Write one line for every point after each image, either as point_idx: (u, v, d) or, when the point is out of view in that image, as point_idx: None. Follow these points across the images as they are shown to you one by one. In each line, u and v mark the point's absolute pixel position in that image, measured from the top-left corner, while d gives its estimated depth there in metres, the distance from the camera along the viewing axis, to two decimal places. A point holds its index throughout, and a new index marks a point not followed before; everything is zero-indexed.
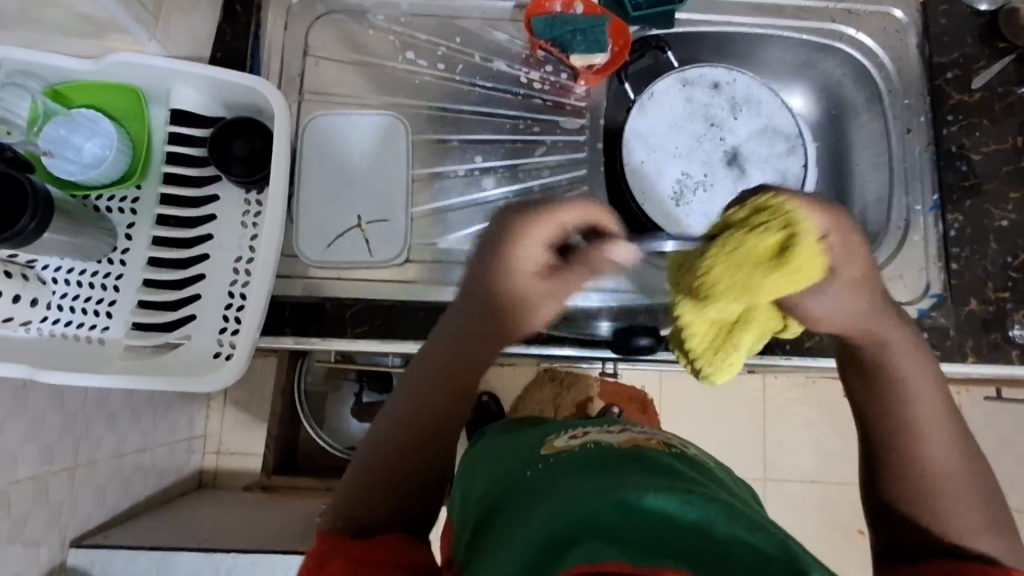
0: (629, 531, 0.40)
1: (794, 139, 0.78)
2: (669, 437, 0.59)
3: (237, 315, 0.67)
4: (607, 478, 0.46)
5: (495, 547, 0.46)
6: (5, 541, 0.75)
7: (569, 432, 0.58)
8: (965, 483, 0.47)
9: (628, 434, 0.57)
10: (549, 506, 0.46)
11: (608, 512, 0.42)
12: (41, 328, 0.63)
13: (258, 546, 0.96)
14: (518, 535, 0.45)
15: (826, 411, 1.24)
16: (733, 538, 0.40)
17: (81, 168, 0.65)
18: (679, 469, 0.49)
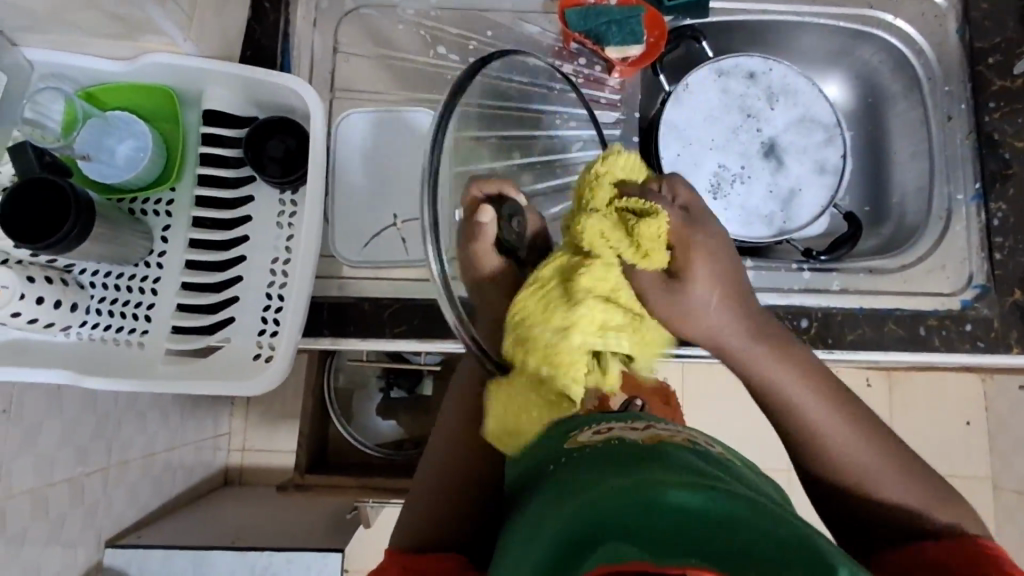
0: (650, 527, 0.38)
1: (833, 129, 0.76)
2: (693, 435, 0.57)
3: (276, 317, 0.66)
4: (626, 473, 0.45)
5: (512, 549, 0.45)
6: (44, 542, 0.77)
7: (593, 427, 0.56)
8: (886, 471, 0.51)
9: (652, 430, 0.55)
10: (565, 504, 0.44)
11: (627, 509, 0.41)
12: (81, 332, 0.63)
13: (289, 544, 0.96)
14: (540, 534, 0.43)
15: None
16: (758, 531, 0.39)
17: (114, 170, 0.65)
18: (702, 466, 0.48)
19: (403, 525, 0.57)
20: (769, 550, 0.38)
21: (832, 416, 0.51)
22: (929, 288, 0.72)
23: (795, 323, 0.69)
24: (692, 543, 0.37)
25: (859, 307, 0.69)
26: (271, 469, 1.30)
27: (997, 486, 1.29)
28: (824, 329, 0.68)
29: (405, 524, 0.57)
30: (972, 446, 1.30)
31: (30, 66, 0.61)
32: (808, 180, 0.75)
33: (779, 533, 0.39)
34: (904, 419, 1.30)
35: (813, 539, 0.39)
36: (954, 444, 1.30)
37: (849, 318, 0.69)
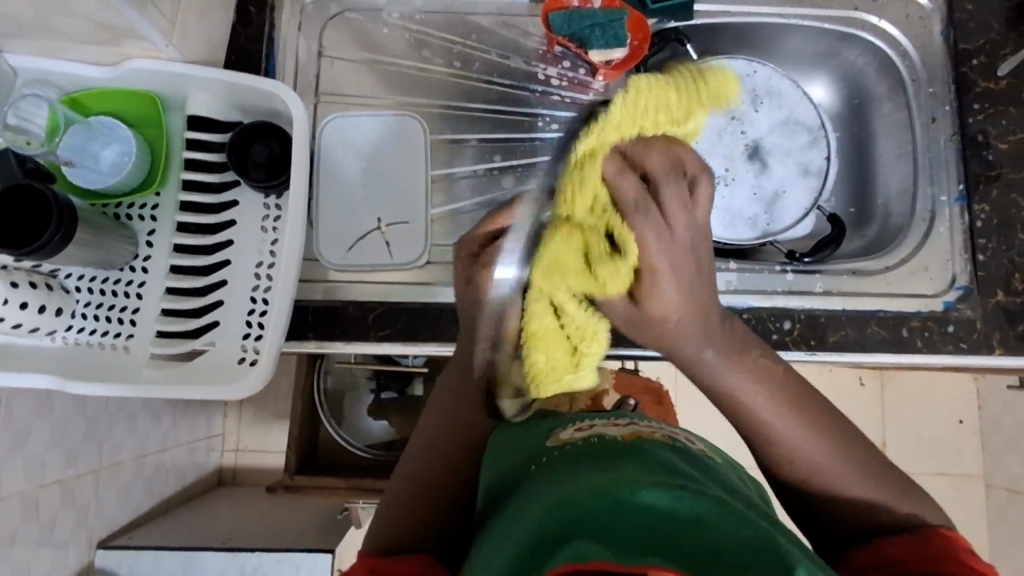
0: (620, 529, 0.39)
1: (816, 131, 0.76)
2: (674, 432, 0.58)
3: (260, 320, 0.66)
4: (602, 472, 0.46)
5: (489, 545, 0.46)
6: (34, 544, 0.78)
7: (576, 423, 0.56)
8: (838, 463, 0.51)
9: (632, 427, 0.56)
10: (541, 503, 0.45)
11: (600, 510, 0.41)
12: (66, 337, 0.63)
13: (281, 544, 0.97)
14: (514, 531, 0.44)
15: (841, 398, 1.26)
16: (726, 533, 0.40)
17: (100, 176, 0.65)
18: (678, 464, 0.49)
19: (380, 525, 0.56)
20: (735, 555, 0.38)
21: (786, 416, 0.52)
22: (913, 290, 0.72)
23: (777, 325, 0.69)
24: (659, 547, 0.38)
25: (842, 308, 0.70)
26: (265, 470, 1.31)
27: (988, 483, 1.29)
28: (807, 331, 0.69)
29: (383, 523, 0.56)
30: (963, 445, 1.30)
31: (14, 74, 0.61)
32: (792, 182, 0.75)
33: (748, 537, 0.40)
34: (894, 418, 1.30)
35: (780, 544, 0.40)
36: (943, 442, 1.30)
37: (832, 319, 0.69)
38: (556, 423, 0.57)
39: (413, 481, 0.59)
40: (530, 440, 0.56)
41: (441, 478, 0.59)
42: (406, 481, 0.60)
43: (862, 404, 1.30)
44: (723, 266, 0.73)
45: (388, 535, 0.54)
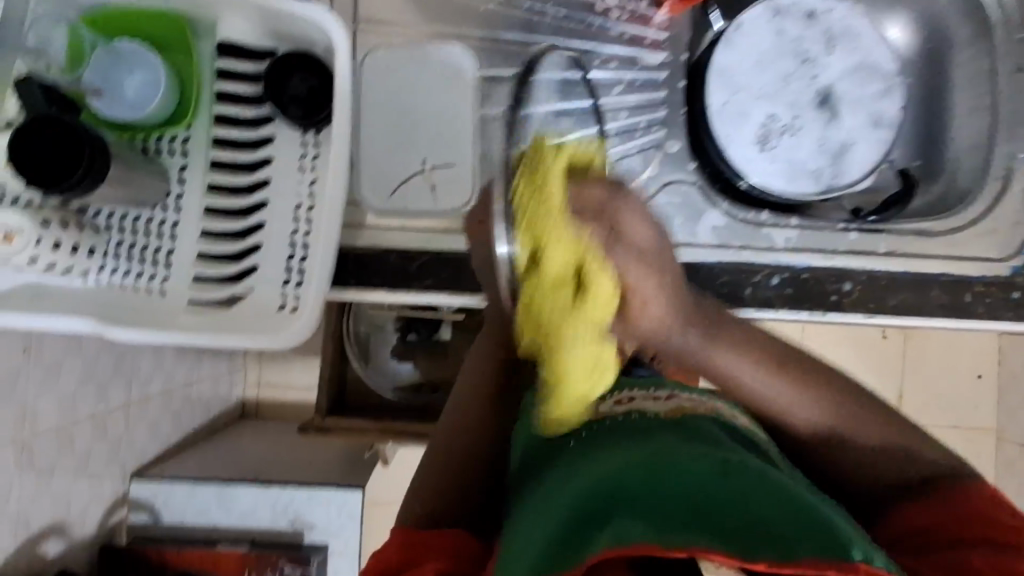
0: (662, 503, 0.39)
1: (892, 78, 0.71)
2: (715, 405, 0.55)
3: (301, 267, 0.63)
4: (643, 446, 0.45)
5: (526, 514, 0.47)
6: (71, 476, 0.82)
7: (615, 394, 0.55)
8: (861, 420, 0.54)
9: (676, 401, 0.54)
10: (581, 476, 0.45)
11: (641, 484, 0.41)
12: (100, 278, 0.61)
13: (314, 480, 0.99)
14: (553, 500, 0.45)
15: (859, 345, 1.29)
16: (770, 503, 0.39)
17: (128, 108, 0.60)
18: (720, 439, 0.48)
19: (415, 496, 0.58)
20: (781, 526, 0.37)
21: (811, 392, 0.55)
22: (980, 253, 0.69)
23: (836, 286, 0.67)
24: (703, 522, 0.37)
25: (903, 270, 0.67)
26: (287, 405, 1.31)
27: (1001, 438, 1.30)
28: (866, 293, 0.67)
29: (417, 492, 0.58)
30: (980, 400, 1.30)
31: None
32: (862, 134, 0.70)
33: (795, 508, 0.39)
34: (915, 371, 1.30)
35: (827, 516, 0.39)
36: (963, 397, 1.30)
37: (891, 281, 0.67)
38: None
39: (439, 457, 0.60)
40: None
41: (467, 455, 0.60)
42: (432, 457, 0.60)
43: (884, 357, 1.29)
44: (784, 222, 0.69)
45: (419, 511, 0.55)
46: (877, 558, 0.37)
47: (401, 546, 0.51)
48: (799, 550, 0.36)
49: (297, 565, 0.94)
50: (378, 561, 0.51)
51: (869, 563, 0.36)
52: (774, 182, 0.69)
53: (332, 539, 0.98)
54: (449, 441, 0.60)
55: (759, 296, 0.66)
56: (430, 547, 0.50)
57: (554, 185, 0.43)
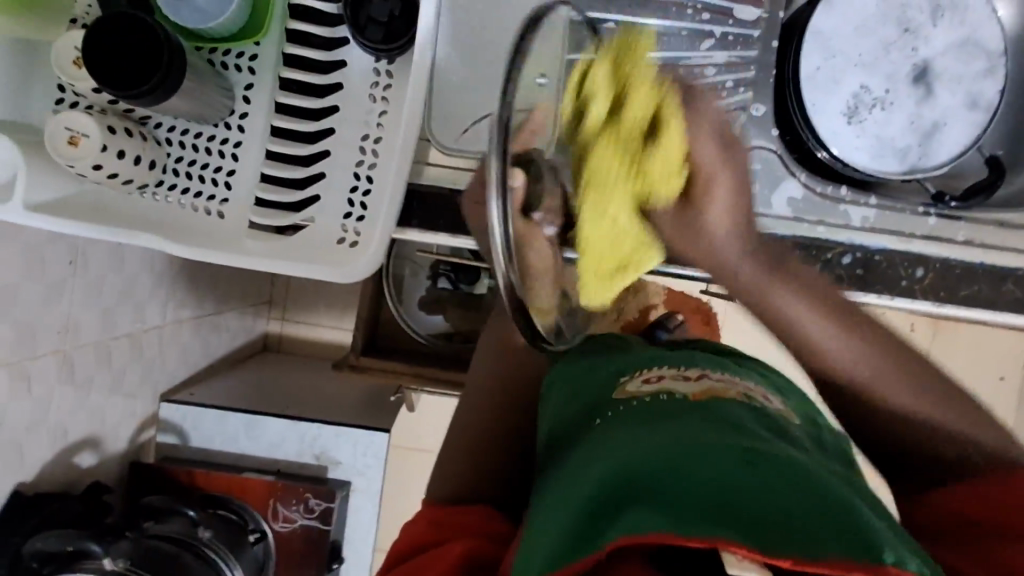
0: (683, 491, 0.35)
1: (997, 58, 0.67)
2: (749, 389, 0.50)
3: (363, 201, 0.61)
4: (668, 429, 0.41)
5: (544, 493, 0.44)
6: (108, 391, 0.82)
7: (643, 374, 0.52)
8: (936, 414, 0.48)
9: (706, 382, 0.49)
10: (602, 458, 0.41)
11: (665, 467, 0.37)
12: (158, 194, 0.60)
13: (338, 418, 0.99)
14: (569, 482, 0.41)
15: (890, 338, 1.27)
16: (800, 496, 0.35)
17: (197, 16, 0.57)
18: (750, 423, 0.43)
19: (441, 472, 0.57)
20: (808, 521, 0.33)
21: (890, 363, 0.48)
22: None
23: (909, 271, 0.65)
24: (722, 513, 0.34)
25: (981, 262, 0.65)
26: (310, 342, 1.30)
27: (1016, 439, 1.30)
28: (939, 281, 0.65)
29: (443, 468, 0.57)
30: (1001, 400, 1.29)
31: None
32: (956, 115, 0.67)
33: (829, 504, 0.34)
34: (940, 366, 1.28)
35: (864, 514, 0.34)
36: (985, 398, 1.29)
37: (966, 272, 0.65)
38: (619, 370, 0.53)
39: (460, 438, 0.59)
40: (592, 385, 0.52)
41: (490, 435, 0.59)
42: (455, 438, 0.59)
43: (912, 349, 1.27)
44: (862, 200, 0.66)
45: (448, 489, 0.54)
46: (913, 561, 0.32)
47: (427, 523, 0.50)
48: (825, 551, 0.32)
49: (321, 500, 0.94)
50: (405, 534, 0.50)
51: (901, 567, 0.31)
52: (858, 157, 0.66)
53: (356, 477, 0.99)
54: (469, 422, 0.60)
55: (830, 274, 0.64)
56: (456, 524, 0.49)
57: (642, 102, 0.40)
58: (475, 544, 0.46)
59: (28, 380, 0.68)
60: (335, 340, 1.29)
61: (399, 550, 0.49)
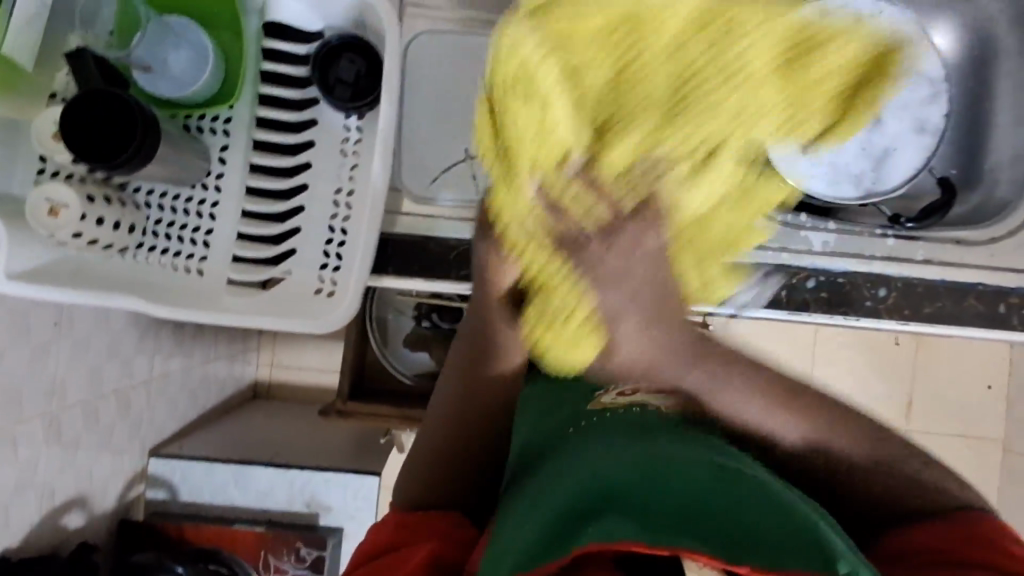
0: (654, 507, 0.35)
1: (939, 84, 0.71)
2: (721, 411, 0.52)
3: (339, 251, 0.63)
4: (640, 448, 0.42)
5: (516, 510, 0.43)
6: (95, 449, 0.82)
7: (620, 395, 0.52)
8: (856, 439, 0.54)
9: (678, 403, 0.50)
10: (573, 475, 0.41)
11: (638, 485, 0.38)
12: (137, 256, 0.61)
13: (328, 464, 0.99)
14: (539, 499, 0.41)
15: (874, 352, 1.28)
16: (768, 511, 0.36)
17: (172, 85, 0.60)
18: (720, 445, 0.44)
19: (405, 482, 0.57)
20: (773, 536, 0.34)
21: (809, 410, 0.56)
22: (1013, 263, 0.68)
23: (872, 291, 0.67)
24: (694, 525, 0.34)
25: (941, 279, 0.67)
26: (300, 387, 1.30)
27: (1007, 448, 1.30)
28: (902, 300, 0.67)
29: (407, 479, 0.57)
30: (988, 410, 1.29)
31: None
32: (904, 140, 0.71)
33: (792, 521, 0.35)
34: (925, 378, 1.29)
35: (825, 532, 0.35)
36: (971, 407, 1.30)
37: (928, 290, 0.67)
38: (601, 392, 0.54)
39: (428, 446, 0.58)
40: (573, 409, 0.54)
41: (460, 437, 0.58)
42: (423, 445, 0.59)
43: (896, 362, 1.28)
44: (823, 225, 0.69)
45: (416, 499, 0.54)
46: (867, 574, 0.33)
47: (393, 526, 0.51)
48: (789, 562, 0.33)
49: (312, 548, 0.95)
50: (371, 543, 0.50)
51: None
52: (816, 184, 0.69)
53: (348, 522, 0.98)
54: (445, 422, 0.58)
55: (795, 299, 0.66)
56: (417, 531, 0.49)
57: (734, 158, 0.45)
58: (437, 549, 0.47)
59: (13, 444, 0.68)
60: (324, 383, 1.30)
61: (361, 556, 0.49)
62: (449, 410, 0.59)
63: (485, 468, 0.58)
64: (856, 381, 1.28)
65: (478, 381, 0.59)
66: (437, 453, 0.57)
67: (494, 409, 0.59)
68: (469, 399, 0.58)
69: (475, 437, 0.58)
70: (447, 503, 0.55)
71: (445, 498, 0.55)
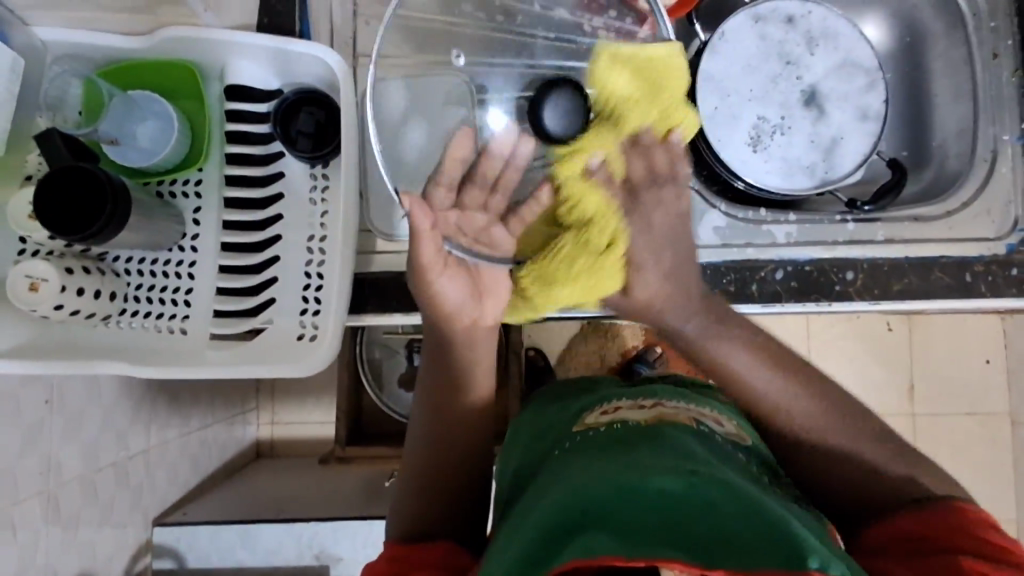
0: (630, 520, 0.36)
1: (875, 73, 0.74)
2: (700, 413, 0.53)
3: (317, 295, 0.65)
4: (615, 458, 0.43)
5: (503, 531, 0.43)
6: (97, 524, 0.82)
7: (602, 408, 0.54)
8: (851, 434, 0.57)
9: (656, 409, 0.52)
10: (552, 491, 0.42)
11: (612, 494, 0.38)
12: (120, 321, 0.63)
13: (335, 513, 0.98)
14: (521, 517, 0.41)
15: (868, 340, 1.29)
16: (741, 515, 0.37)
17: (140, 155, 0.63)
18: (695, 448, 0.45)
19: (396, 516, 0.58)
20: (747, 541, 0.35)
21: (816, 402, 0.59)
22: (973, 233, 0.69)
23: (840, 275, 0.68)
24: (670, 539, 0.35)
25: (905, 256, 0.68)
26: (302, 441, 1.30)
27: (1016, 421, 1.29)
28: (870, 280, 0.68)
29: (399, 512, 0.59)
30: (990, 385, 1.29)
31: (45, 49, 0.59)
32: (851, 128, 0.73)
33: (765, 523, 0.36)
34: (923, 361, 1.29)
35: (796, 528, 0.36)
36: (973, 384, 1.30)
37: (894, 267, 0.68)
38: (582, 408, 0.55)
39: (414, 470, 0.61)
40: (556, 426, 0.55)
41: (446, 459, 0.60)
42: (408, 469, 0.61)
43: (891, 348, 1.28)
44: (783, 218, 0.71)
45: (408, 527, 0.56)
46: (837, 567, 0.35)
47: (388, 560, 0.52)
48: (763, 565, 0.34)
49: None
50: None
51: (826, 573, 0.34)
52: (770, 179, 0.71)
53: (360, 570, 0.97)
54: (427, 443, 0.61)
55: (767, 291, 0.67)
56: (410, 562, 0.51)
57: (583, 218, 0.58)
58: None
59: (13, 528, 0.68)
60: (326, 434, 1.30)
61: None
62: (432, 432, 0.61)
63: (471, 487, 0.60)
64: (853, 371, 1.29)
65: (456, 415, 0.62)
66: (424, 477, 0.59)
67: (476, 424, 0.62)
68: (452, 434, 0.61)
69: (461, 456, 0.61)
70: (438, 528, 0.56)
71: (436, 524, 0.56)
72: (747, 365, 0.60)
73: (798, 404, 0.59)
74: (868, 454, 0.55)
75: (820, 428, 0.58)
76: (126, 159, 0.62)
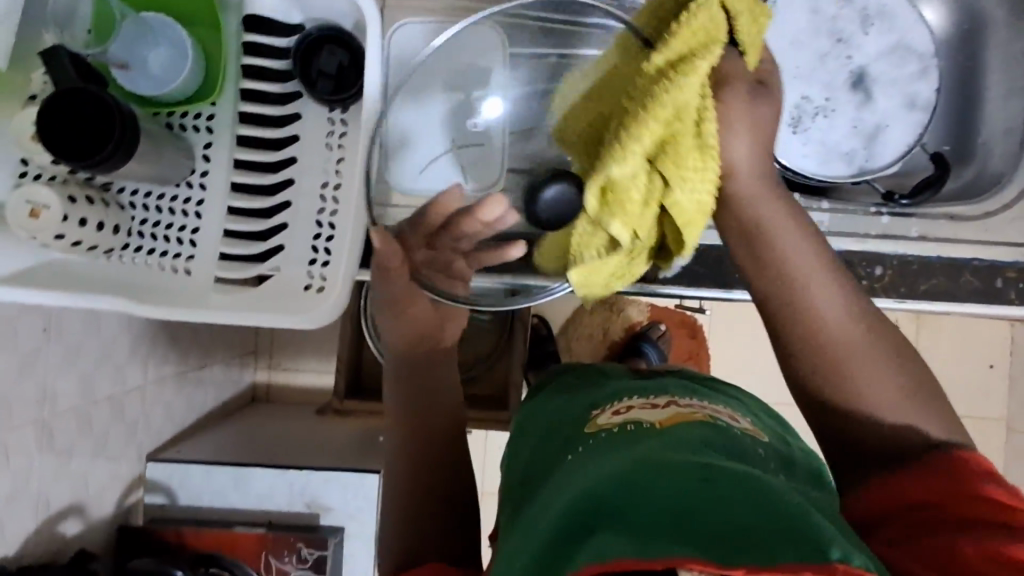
0: (642, 518, 0.35)
1: (928, 60, 0.70)
2: (715, 410, 0.51)
3: (327, 246, 0.62)
4: (627, 455, 0.41)
5: (515, 535, 0.43)
6: (91, 455, 0.82)
7: (613, 407, 0.52)
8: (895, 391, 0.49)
9: (671, 407, 0.50)
10: (562, 493, 0.41)
11: (623, 496, 0.37)
12: (123, 257, 0.61)
13: (328, 464, 0.98)
14: (534, 521, 0.41)
15: None
16: (757, 509, 0.35)
17: (152, 84, 0.59)
18: (711, 442, 0.43)
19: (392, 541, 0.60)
20: (764, 532, 0.33)
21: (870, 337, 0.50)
22: (1009, 237, 0.67)
23: (868, 270, 0.65)
24: (684, 535, 0.34)
25: (937, 255, 0.65)
26: (299, 390, 1.30)
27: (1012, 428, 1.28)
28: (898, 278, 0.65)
29: (392, 540, 0.60)
30: (991, 390, 1.29)
31: None
32: (896, 116, 0.70)
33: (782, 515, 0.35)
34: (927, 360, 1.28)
35: (816, 522, 0.34)
36: (975, 388, 1.29)
37: (924, 266, 0.65)
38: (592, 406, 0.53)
39: (397, 493, 0.61)
40: (566, 422, 0.53)
41: (427, 476, 0.61)
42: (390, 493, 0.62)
43: None
44: (815, 205, 0.68)
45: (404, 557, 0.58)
46: (859, 557, 0.33)
47: None
48: (782, 556, 0.32)
49: (313, 549, 0.93)
50: None
51: (848, 563, 0.32)
52: (807, 163, 0.68)
53: (348, 523, 0.97)
54: (406, 464, 0.62)
55: None
56: None
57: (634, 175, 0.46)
58: None
59: (5, 453, 0.67)
60: (323, 384, 1.29)
61: None
62: (410, 450, 0.62)
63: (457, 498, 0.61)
64: None
65: (431, 428, 0.63)
66: (409, 498, 0.60)
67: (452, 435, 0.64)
68: (430, 451, 0.62)
69: (443, 470, 0.62)
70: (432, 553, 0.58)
71: (430, 545, 0.58)
72: (816, 274, 0.49)
73: (852, 335, 0.49)
74: (902, 413, 0.49)
75: (864, 375, 0.49)
76: (137, 88, 0.59)
